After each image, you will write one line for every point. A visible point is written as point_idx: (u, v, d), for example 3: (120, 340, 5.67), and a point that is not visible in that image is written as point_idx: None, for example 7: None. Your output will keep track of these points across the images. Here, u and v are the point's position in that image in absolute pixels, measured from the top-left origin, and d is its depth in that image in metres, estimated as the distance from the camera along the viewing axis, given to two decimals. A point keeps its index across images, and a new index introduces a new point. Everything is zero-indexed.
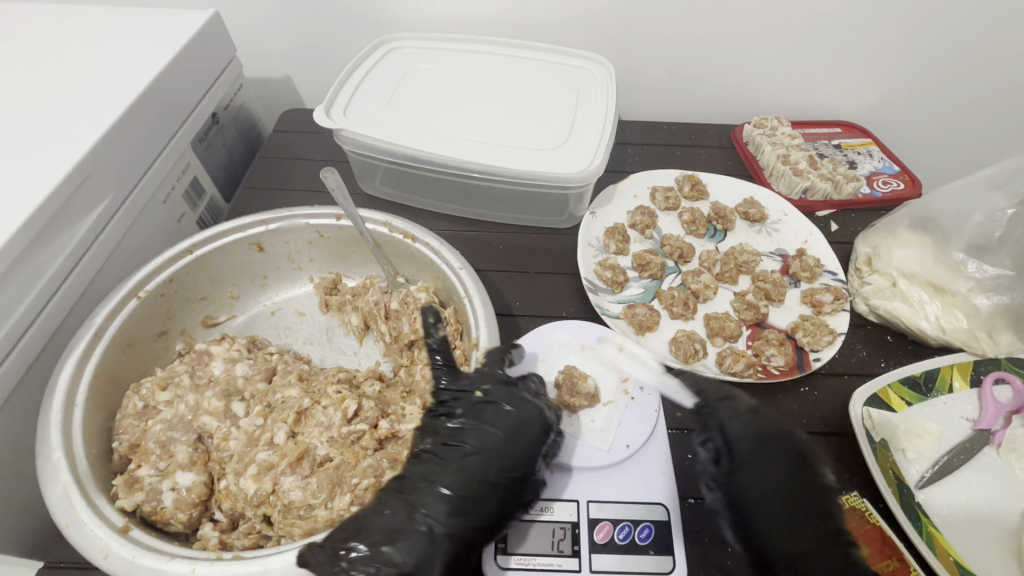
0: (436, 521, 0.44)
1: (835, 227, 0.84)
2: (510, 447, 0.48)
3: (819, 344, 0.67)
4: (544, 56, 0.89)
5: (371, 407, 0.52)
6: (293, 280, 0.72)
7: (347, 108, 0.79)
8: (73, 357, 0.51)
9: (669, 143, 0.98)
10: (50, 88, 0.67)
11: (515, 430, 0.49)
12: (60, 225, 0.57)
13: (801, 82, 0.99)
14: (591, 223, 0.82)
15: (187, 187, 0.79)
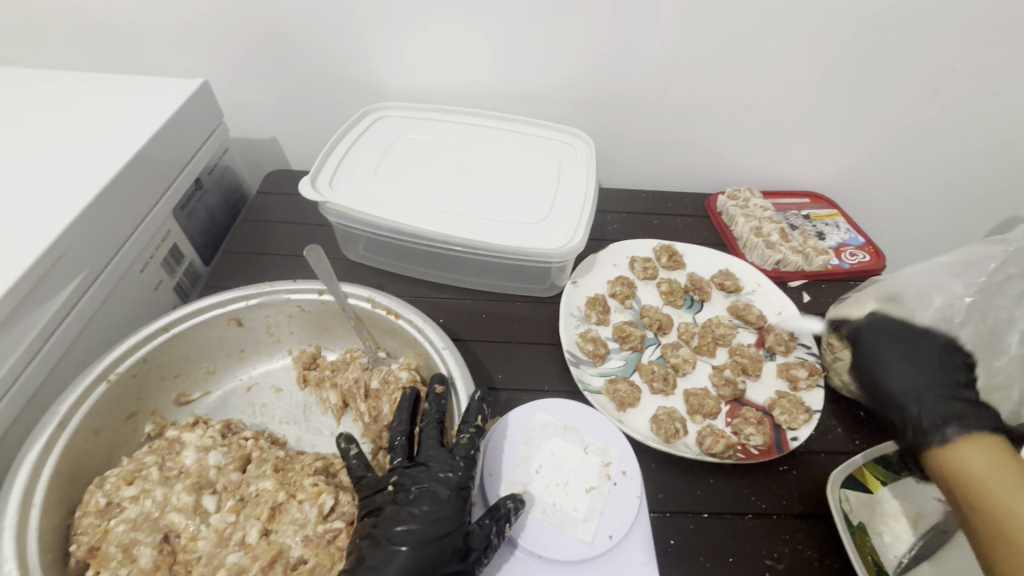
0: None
1: (807, 297, 0.89)
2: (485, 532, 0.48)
3: (797, 422, 0.69)
4: (527, 129, 0.92)
5: (348, 501, 0.52)
6: (270, 353, 0.70)
7: (332, 179, 0.80)
8: (33, 452, 0.49)
9: (648, 211, 1.02)
10: (27, 158, 0.66)
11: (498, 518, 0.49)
12: (31, 306, 0.56)
13: (771, 156, 1.04)
14: (572, 292, 0.83)
15: (167, 253, 0.78)
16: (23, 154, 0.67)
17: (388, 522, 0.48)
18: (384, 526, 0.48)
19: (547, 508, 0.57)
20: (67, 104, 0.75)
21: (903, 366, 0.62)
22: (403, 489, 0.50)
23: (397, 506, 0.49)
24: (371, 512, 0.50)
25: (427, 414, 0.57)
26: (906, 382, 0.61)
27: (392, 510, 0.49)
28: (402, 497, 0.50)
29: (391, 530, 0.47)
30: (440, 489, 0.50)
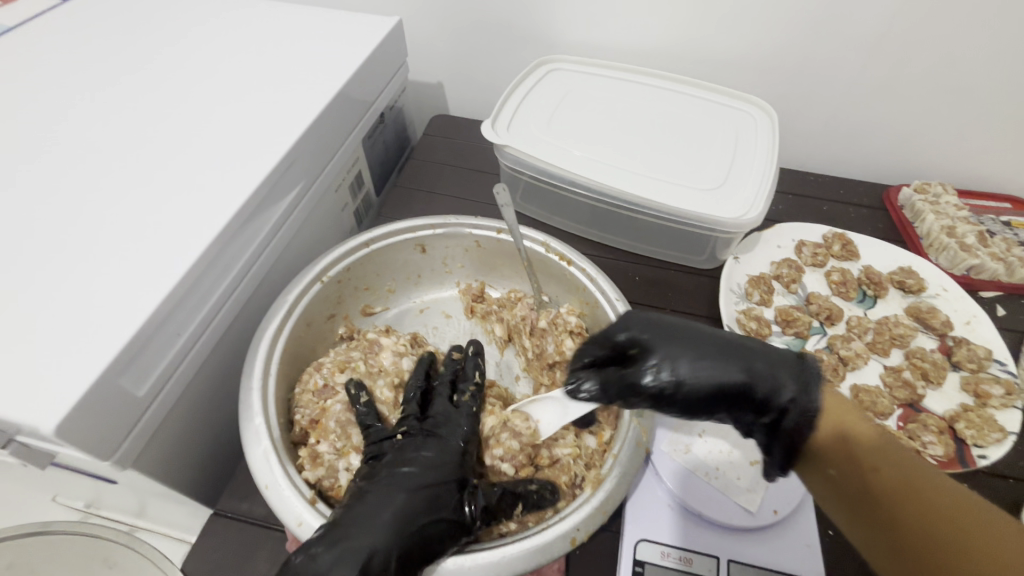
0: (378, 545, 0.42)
1: (1002, 311, 0.78)
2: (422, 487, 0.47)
3: (986, 440, 0.62)
4: (704, 94, 0.89)
5: (524, 429, 0.55)
6: (441, 283, 0.75)
7: (509, 124, 0.82)
8: (270, 329, 0.56)
9: (816, 196, 0.95)
10: (256, 71, 0.73)
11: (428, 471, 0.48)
12: (269, 203, 0.63)
13: (974, 149, 0.92)
14: (733, 268, 0.80)
15: (353, 179, 0.84)
16: (255, 66, 0.73)
17: (392, 469, 0.48)
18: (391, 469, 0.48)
19: (709, 470, 0.57)
20: (283, 23, 0.81)
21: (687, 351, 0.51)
22: (429, 446, 0.50)
23: (417, 459, 0.49)
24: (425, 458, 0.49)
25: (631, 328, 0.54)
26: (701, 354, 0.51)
27: (429, 460, 0.49)
28: (416, 452, 0.50)
29: (391, 472, 0.48)
30: (448, 449, 0.50)
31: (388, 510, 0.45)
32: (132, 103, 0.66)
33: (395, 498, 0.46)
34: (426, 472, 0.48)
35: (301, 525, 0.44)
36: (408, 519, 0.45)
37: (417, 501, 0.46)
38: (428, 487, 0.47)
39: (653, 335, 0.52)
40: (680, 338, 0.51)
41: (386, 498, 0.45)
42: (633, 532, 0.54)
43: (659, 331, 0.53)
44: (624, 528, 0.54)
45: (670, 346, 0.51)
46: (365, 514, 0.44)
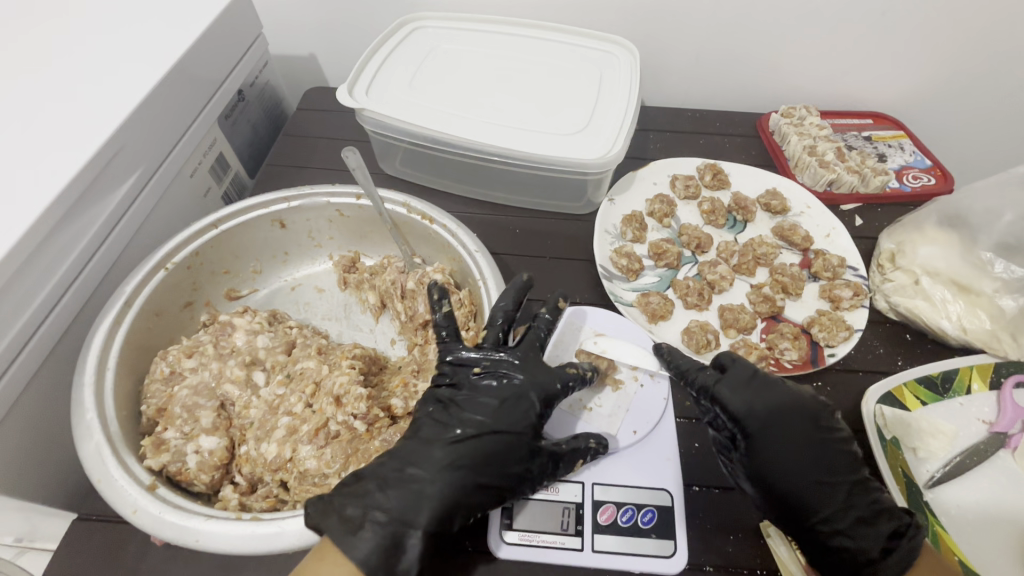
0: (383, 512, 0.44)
1: (860, 221, 0.83)
2: (500, 417, 0.51)
3: (836, 339, 0.67)
4: (569, 39, 0.88)
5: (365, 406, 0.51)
6: (313, 257, 0.74)
7: (369, 88, 0.80)
8: (105, 323, 0.54)
9: (693, 130, 0.97)
10: (68, 53, 0.67)
11: (507, 401, 0.52)
12: (96, 194, 0.59)
13: (833, 70, 0.95)
14: (608, 210, 0.82)
15: (213, 161, 0.81)
16: (65, 49, 0.67)
17: (459, 419, 0.51)
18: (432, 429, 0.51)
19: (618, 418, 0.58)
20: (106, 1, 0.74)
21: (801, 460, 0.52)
22: (516, 390, 0.53)
23: (501, 397, 0.52)
24: (501, 394, 0.52)
25: (729, 372, 0.56)
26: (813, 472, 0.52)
27: (523, 411, 0.52)
28: (487, 386, 0.53)
29: (436, 431, 0.50)
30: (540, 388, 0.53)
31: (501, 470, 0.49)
32: None
33: (448, 469, 0.48)
34: (506, 419, 0.51)
35: (136, 513, 0.43)
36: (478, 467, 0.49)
37: (520, 442, 0.50)
38: (525, 435, 0.51)
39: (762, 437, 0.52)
40: (799, 435, 0.53)
41: (429, 458, 0.48)
42: None
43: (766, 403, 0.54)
44: None
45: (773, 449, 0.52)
46: (406, 482, 0.46)
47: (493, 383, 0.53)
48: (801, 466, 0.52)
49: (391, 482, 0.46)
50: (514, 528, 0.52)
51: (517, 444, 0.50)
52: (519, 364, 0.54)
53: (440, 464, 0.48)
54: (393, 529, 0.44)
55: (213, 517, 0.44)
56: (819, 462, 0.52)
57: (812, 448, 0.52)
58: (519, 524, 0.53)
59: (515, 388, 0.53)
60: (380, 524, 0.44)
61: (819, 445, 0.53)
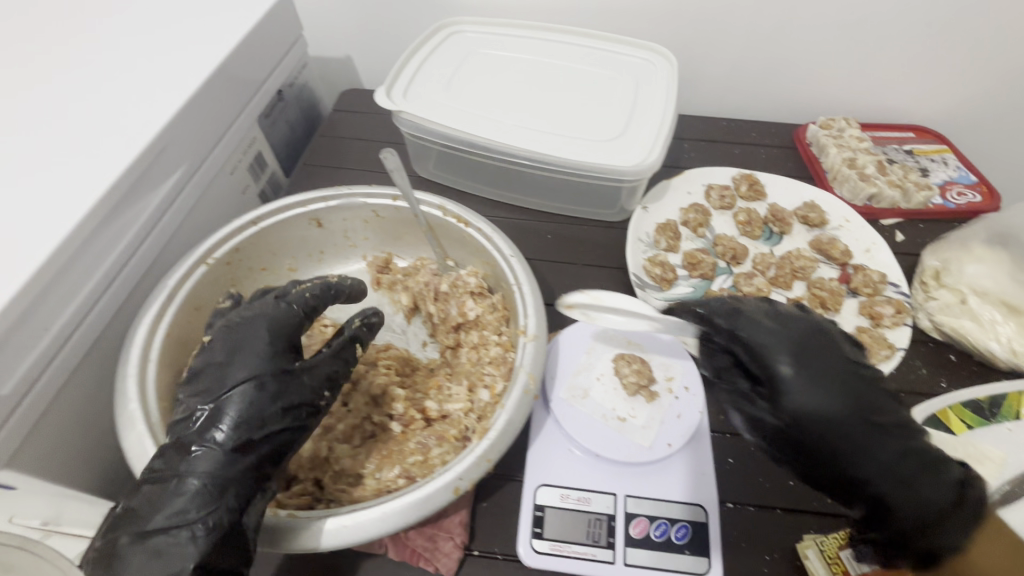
0: (187, 510, 0.41)
1: (901, 236, 0.81)
2: (224, 367, 0.46)
3: (876, 357, 0.65)
4: (607, 46, 0.87)
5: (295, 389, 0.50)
6: (347, 257, 0.74)
7: (407, 90, 0.80)
8: (150, 316, 0.55)
9: (728, 140, 0.95)
10: (120, 48, 0.68)
11: (234, 350, 0.47)
12: (144, 187, 0.60)
13: (874, 82, 0.94)
14: (641, 218, 0.81)
15: (252, 159, 0.82)
16: (116, 44, 0.69)
17: (212, 379, 0.46)
18: (189, 395, 0.47)
19: (530, 385, 0.53)
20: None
21: (826, 399, 0.43)
22: (235, 337, 0.48)
23: (235, 347, 0.47)
24: (228, 347, 0.47)
25: (744, 304, 0.49)
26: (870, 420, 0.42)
27: (239, 361, 0.46)
28: (219, 339, 0.49)
29: (193, 398, 0.46)
30: (275, 329, 0.49)
31: (212, 436, 0.43)
32: None
33: (219, 436, 0.43)
34: (231, 371, 0.46)
35: None
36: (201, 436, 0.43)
37: (263, 392, 0.45)
38: (254, 384, 0.45)
39: (800, 370, 0.44)
40: (846, 380, 0.44)
41: (215, 425, 0.44)
42: (535, 478, 0.55)
43: (806, 345, 0.45)
44: (526, 476, 0.56)
45: (812, 390, 0.43)
46: (181, 471, 0.42)
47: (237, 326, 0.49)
48: (841, 400, 0.43)
49: (159, 472, 0.43)
50: (545, 538, 0.52)
51: (258, 403, 0.45)
52: (243, 316, 0.49)
53: (210, 428, 0.43)
54: (200, 522, 0.41)
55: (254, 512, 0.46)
56: (855, 420, 0.42)
57: (863, 394, 0.43)
58: (550, 534, 0.52)
59: (235, 330, 0.49)
60: (182, 521, 0.41)
61: (853, 376, 0.44)
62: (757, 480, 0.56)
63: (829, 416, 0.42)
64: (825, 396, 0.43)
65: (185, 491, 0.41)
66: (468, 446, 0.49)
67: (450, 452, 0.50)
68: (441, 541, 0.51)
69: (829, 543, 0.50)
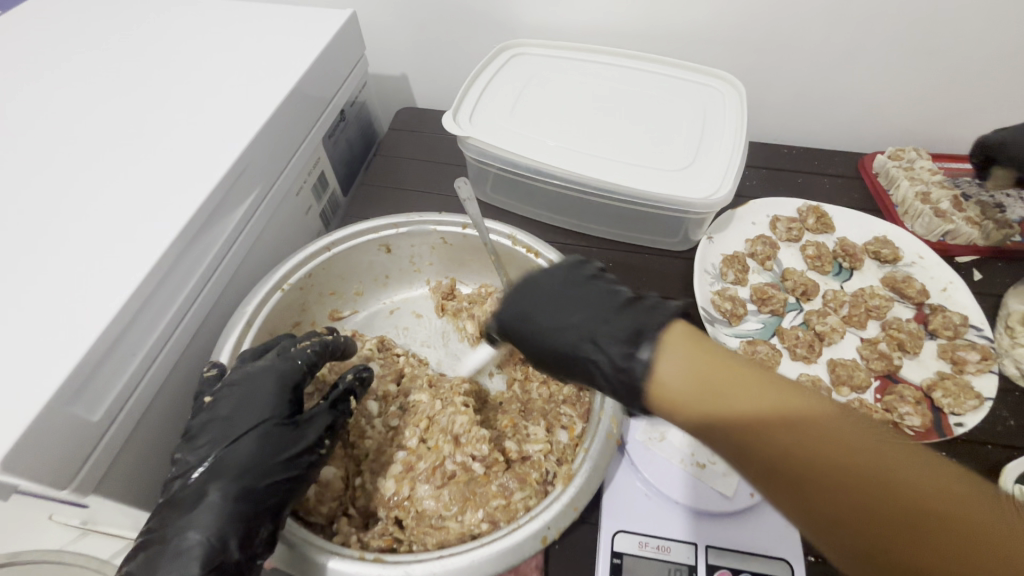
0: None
1: (978, 275, 0.78)
2: (233, 422, 0.48)
3: (963, 407, 0.62)
4: (672, 71, 0.86)
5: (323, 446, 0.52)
6: (411, 281, 0.74)
7: (472, 114, 0.80)
8: (230, 343, 0.55)
9: (790, 168, 0.93)
10: (199, 71, 0.69)
11: (241, 401, 0.49)
12: (223, 211, 0.61)
13: (946, 112, 0.91)
14: (707, 249, 0.79)
15: (316, 180, 0.82)
16: (194, 66, 0.70)
17: (214, 432, 0.48)
18: (187, 451, 0.47)
19: (613, 428, 0.51)
20: (228, 25, 0.76)
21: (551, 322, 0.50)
22: (246, 387, 0.50)
23: (239, 400, 0.49)
24: (233, 401, 0.49)
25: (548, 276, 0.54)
26: (558, 329, 0.49)
27: (251, 412, 0.49)
28: (224, 392, 0.50)
29: (196, 449, 0.47)
30: (276, 379, 0.51)
31: (212, 495, 0.45)
32: (72, 112, 0.63)
33: (217, 490, 0.45)
34: (243, 427, 0.48)
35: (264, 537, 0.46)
36: (200, 492, 0.45)
37: (265, 447, 0.48)
38: (259, 438, 0.48)
39: (533, 305, 0.52)
40: (571, 302, 0.50)
41: (215, 477, 0.45)
42: (610, 522, 0.54)
43: (546, 288, 0.53)
44: (602, 521, 0.54)
45: (543, 322, 0.51)
46: (183, 534, 0.43)
47: (234, 385, 0.50)
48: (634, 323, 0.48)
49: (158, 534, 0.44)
50: None
51: (264, 459, 0.47)
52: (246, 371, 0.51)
53: (208, 484, 0.45)
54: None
55: (339, 555, 0.44)
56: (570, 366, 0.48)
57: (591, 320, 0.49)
58: None
59: (241, 383, 0.50)
60: None
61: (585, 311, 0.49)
62: None
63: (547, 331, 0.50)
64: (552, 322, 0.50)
65: (189, 546, 0.43)
66: (552, 493, 0.48)
67: (532, 497, 0.48)
68: None
69: None
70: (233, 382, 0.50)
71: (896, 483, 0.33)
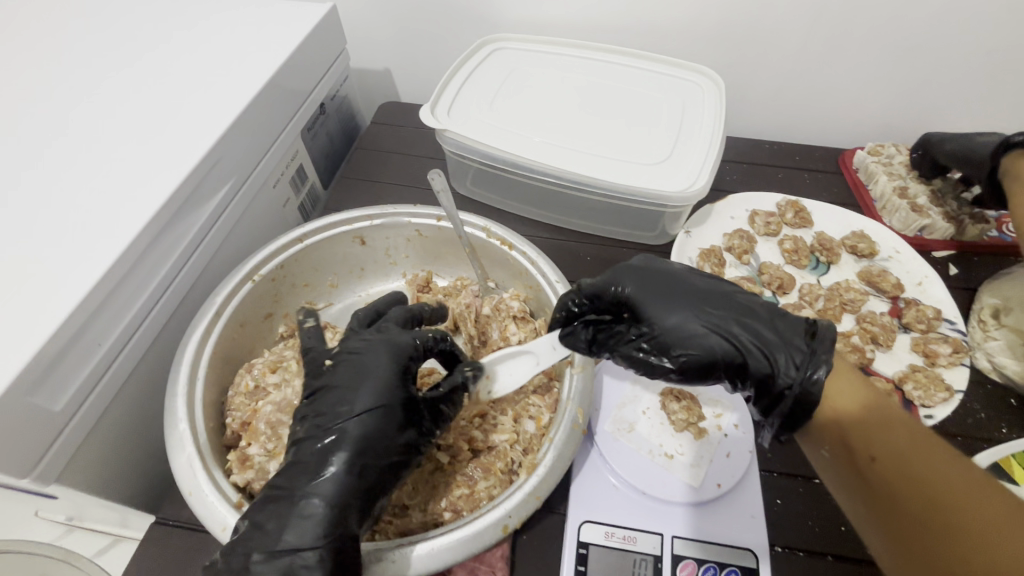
0: (306, 543, 0.41)
1: (954, 270, 0.78)
2: (354, 390, 0.46)
3: (933, 400, 0.63)
4: (651, 66, 0.86)
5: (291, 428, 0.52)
6: (387, 274, 0.75)
7: (451, 108, 0.80)
8: (197, 333, 0.55)
9: (771, 163, 0.93)
10: (174, 62, 0.69)
11: (357, 374, 0.47)
12: (194, 203, 0.61)
13: (924, 108, 0.91)
14: (684, 243, 0.80)
15: (294, 172, 0.82)
16: (169, 57, 0.69)
17: (329, 404, 0.46)
18: (306, 419, 0.47)
19: (579, 419, 0.51)
20: (207, 17, 0.75)
21: (673, 308, 0.52)
22: (362, 357, 0.48)
23: (359, 377, 0.47)
24: (354, 370, 0.48)
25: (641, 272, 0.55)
26: (715, 316, 0.50)
27: (362, 381, 0.47)
28: (345, 363, 0.48)
29: (315, 420, 0.46)
30: (394, 355, 0.49)
31: (336, 462, 0.43)
32: (42, 101, 0.63)
33: (337, 464, 0.43)
34: (368, 395, 0.46)
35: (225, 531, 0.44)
36: (327, 460, 0.43)
37: (387, 421, 0.45)
38: (388, 407, 0.46)
39: (646, 290, 0.54)
40: (694, 291, 0.52)
41: (343, 440, 0.44)
42: (577, 513, 0.54)
43: (656, 281, 0.54)
44: (570, 510, 0.54)
45: (659, 306, 0.52)
46: (300, 500, 0.42)
47: (351, 358, 0.49)
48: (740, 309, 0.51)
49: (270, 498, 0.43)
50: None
51: (393, 425, 0.46)
52: (367, 342, 0.50)
53: (331, 456, 0.43)
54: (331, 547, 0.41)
55: None
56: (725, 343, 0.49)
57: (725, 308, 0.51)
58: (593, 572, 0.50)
59: (359, 354, 0.49)
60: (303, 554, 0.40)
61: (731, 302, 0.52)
62: (808, 524, 0.53)
63: (701, 313, 0.51)
64: (693, 306, 0.51)
65: (313, 507, 0.42)
66: (517, 482, 0.48)
67: (495, 486, 0.50)
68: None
69: None
70: (356, 351, 0.49)
71: (929, 478, 0.40)
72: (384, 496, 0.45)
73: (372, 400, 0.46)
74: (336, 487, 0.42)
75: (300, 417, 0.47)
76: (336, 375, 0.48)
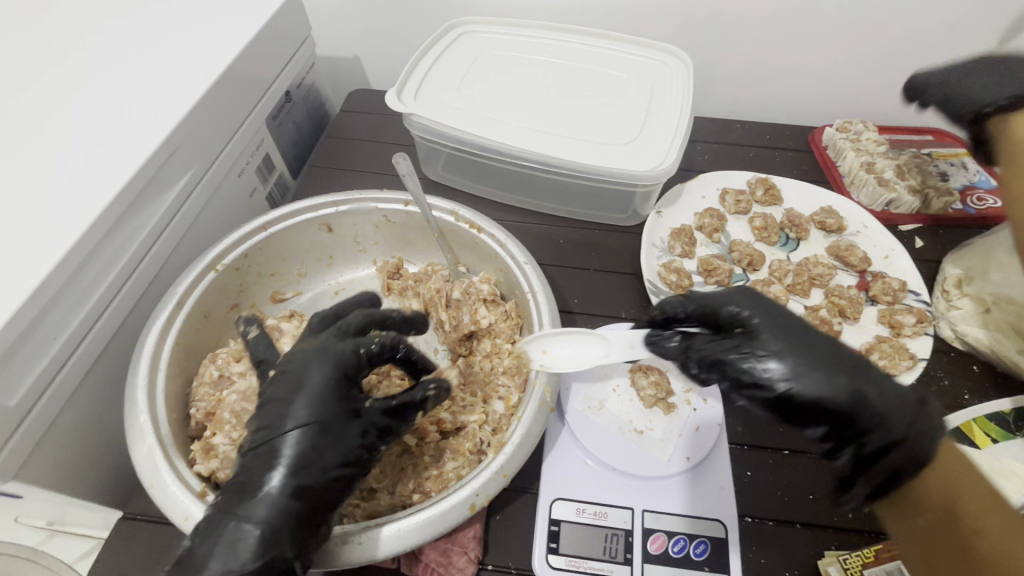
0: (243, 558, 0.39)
1: (920, 242, 0.79)
2: (295, 408, 0.44)
3: (898, 368, 0.63)
4: (620, 47, 0.86)
5: None
6: (357, 262, 0.74)
7: (418, 92, 0.79)
8: (158, 325, 0.54)
9: (742, 143, 0.94)
10: (128, 48, 0.67)
11: (299, 388, 0.45)
12: (152, 193, 0.59)
13: (890, 84, 0.92)
14: (656, 223, 0.80)
15: (260, 161, 0.81)
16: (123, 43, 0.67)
17: (272, 418, 0.44)
18: (253, 429, 0.45)
19: (546, 397, 0.52)
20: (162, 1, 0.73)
21: (790, 347, 0.44)
22: (301, 373, 0.46)
23: (299, 392, 0.45)
24: (298, 384, 0.46)
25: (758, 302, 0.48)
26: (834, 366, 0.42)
27: (307, 399, 0.45)
28: (285, 376, 0.46)
29: (258, 432, 0.44)
30: (335, 366, 0.47)
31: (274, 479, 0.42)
32: None
33: (275, 482, 0.42)
34: (307, 408, 0.44)
35: (187, 520, 0.44)
36: (272, 475, 0.42)
37: (323, 435, 0.44)
38: (332, 423, 0.44)
39: (764, 318, 0.46)
40: (814, 335, 0.44)
41: (274, 456, 0.43)
42: (548, 492, 0.54)
43: (777, 313, 0.46)
44: (540, 489, 0.55)
45: (775, 339, 0.44)
46: (237, 511, 0.41)
47: (290, 371, 0.47)
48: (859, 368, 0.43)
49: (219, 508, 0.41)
50: (560, 553, 0.51)
51: (335, 437, 0.44)
52: (309, 353, 0.48)
53: (268, 471, 0.42)
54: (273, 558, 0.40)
55: None
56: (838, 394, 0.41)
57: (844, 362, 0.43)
58: (565, 549, 0.51)
59: (302, 367, 0.47)
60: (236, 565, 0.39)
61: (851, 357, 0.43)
62: (779, 493, 0.54)
63: (819, 360, 0.43)
64: (810, 350, 0.43)
65: (250, 520, 0.40)
66: (484, 461, 0.48)
67: (464, 466, 0.51)
68: (455, 557, 0.50)
69: (852, 561, 0.48)
70: (297, 362, 0.47)
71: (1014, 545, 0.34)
72: (334, 510, 0.44)
73: (308, 416, 0.44)
74: (274, 504, 0.41)
75: (249, 426, 0.46)
76: (274, 389, 0.46)
